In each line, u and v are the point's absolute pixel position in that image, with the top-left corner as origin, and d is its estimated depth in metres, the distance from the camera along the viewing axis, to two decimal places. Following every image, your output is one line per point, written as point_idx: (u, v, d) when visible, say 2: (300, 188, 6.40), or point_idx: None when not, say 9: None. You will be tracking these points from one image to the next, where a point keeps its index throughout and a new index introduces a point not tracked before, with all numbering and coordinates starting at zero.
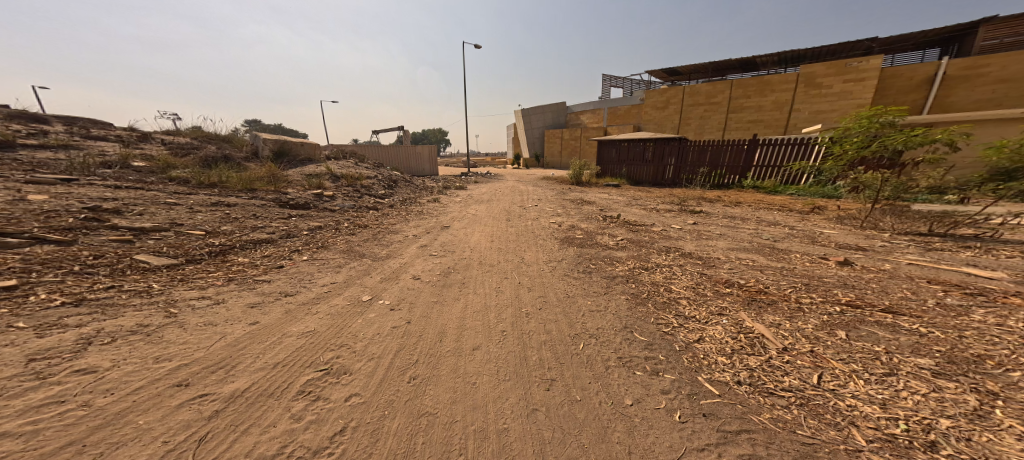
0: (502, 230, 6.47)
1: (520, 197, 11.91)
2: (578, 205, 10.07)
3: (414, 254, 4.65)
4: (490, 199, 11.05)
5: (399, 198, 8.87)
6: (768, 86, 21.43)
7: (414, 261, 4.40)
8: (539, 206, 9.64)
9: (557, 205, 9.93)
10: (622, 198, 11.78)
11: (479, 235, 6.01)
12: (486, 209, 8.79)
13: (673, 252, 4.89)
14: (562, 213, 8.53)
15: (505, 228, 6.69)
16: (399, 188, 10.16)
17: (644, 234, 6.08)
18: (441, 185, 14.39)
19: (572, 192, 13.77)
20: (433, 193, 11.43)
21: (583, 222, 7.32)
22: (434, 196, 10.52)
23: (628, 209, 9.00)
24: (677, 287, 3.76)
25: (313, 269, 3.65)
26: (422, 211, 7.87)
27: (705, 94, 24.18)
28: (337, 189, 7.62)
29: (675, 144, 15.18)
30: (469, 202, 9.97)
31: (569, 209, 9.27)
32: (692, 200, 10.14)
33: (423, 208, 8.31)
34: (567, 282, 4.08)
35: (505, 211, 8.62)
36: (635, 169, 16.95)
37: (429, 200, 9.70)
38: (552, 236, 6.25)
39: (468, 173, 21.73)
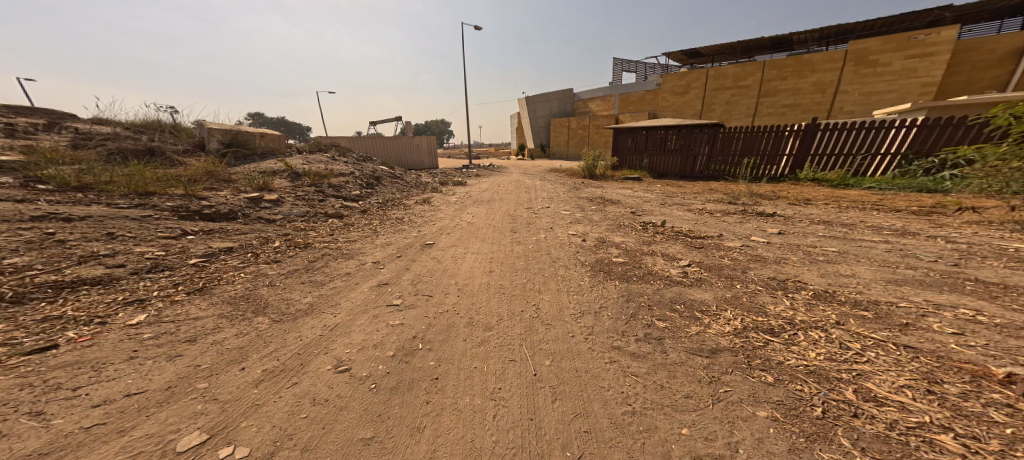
0: (505, 250, 4.65)
1: (529, 195, 10.00)
2: (601, 206, 8.10)
3: (363, 305, 2.90)
4: (492, 198, 9.15)
5: (378, 200, 7.08)
6: (810, 66, 19.00)
7: (357, 322, 2.67)
8: (553, 208, 7.74)
9: (576, 206, 7.99)
10: (650, 195, 9.82)
11: (474, 259, 4.19)
12: (487, 214, 6.91)
13: (789, 292, 2.97)
14: (585, 218, 6.61)
15: (510, 245, 4.86)
16: (382, 186, 8.34)
17: (712, 253, 4.17)
18: (438, 181, 12.56)
19: (589, 188, 11.82)
20: (426, 191, 9.63)
21: (617, 233, 5.41)
22: (425, 196, 8.68)
23: (669, 211, 7.01)
24: (886, 392, 1.87)
25: (94, 364, 1.86)
26: (405, 218, 6.05)
27: (733, 77, 21.85)
28: (292, 191, 5.85)
29: (706, 131, 13.06)
30: (467, 204, 8.11)
31: (592, 211, 7.33)
32: (746, 198, 8.07)
33: (407, 213, 6.50)
34: (615, 372, 2.38)
35: (511, 216, 6.73)
36: (658, 159, 14.82)
37: (417, 201, 7.88)
38: (575, 257, 4.40)
39: (470, 166, 19.87)
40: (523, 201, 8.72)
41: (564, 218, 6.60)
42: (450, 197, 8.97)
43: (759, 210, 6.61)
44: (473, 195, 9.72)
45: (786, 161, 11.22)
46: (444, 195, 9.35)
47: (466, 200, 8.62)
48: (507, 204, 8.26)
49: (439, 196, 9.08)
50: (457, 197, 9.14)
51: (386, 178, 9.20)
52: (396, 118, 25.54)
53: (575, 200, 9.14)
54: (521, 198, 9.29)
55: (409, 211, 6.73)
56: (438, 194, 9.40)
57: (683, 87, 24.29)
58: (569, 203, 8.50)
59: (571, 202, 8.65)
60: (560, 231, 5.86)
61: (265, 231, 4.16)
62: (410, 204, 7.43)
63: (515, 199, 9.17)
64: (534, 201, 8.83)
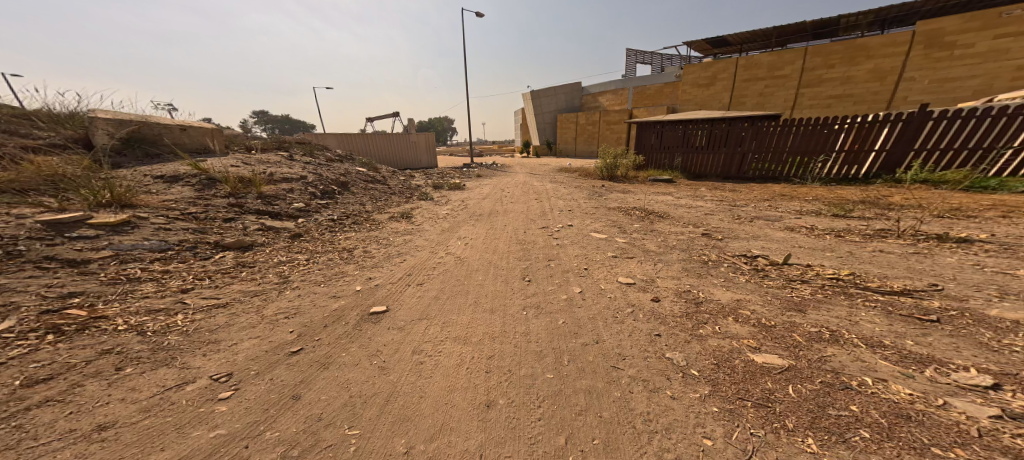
0: (516, 339, 2.51)
1: (543, 204, 7.76)
2: (646, 218, 5.80)
3: None
4: (494, 209, 6.94)
5: (333, 214, 4.95)
6: (866, 51, 16.66)
7: None
8: (580, 227, 5.52)
9: (613, 222, 5.72)
10: (702, 200, 7.50)
11: (451, 382, 2.10)
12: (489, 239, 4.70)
13: None
14: (636, 245, 4.35)
15: (523, 321, 2.70)
16: (351, 193, 6.16)
17: (969, 340, 1.94)
18: (431, 184, 10.40)
19: (614, 192, 9.56)
20: (410, 198, 7.48)
21: (713, 281, 3.14)
22: (408, 207, 6.49)
23: (759, 228, 4.67)
24: None
25: None
26: (363, 248, 3.84)
27: (768, 66, 19.49)
28: (182, 204, 3.70)
29: (759, 123, 10.52)
30: (462, 219, 5.90)
31: (640, 230, 5.06)
32: (855, 206, 5.70)
33: (370, 238, 4.30)
34: None
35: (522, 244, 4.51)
36: (692, 158, 12.37)
37: (394, 215, 5.67)
38: (657, 362, 2.25)
39: (472, 165, 17.76)
40: (537, 214, 6.50)
41: (604, 247, 4.35)
42: (441, 208, 6.80)
43: (910, 224, 4.25)
44: (473, 204, 7.53)
45: (877, 157, 8.57)
46: (435, 205, 7.19)
47: (463, 213, 6.43)
48: (515, 219, 6.04)
49: (428, 206, 6.92)
50: (451, 208, 6.95)
51: (357, 182, 7.05)
52: (393, 115, 23.50)
53: (606, 210, 6.87)
54: (534, 208, 7.09)
55: (378, 234, 4.55)
56: (427, 204, 7.21)
57: (708, 79, 21.84)
58: (600, 216, 6.24)
59: (602, 215, 6.40)
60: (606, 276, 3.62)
61: (13, 294, 2.04)
62: (382, 221, 5.24)
63: (526, 210, 6.93)
64: (551, 213, 6.60)
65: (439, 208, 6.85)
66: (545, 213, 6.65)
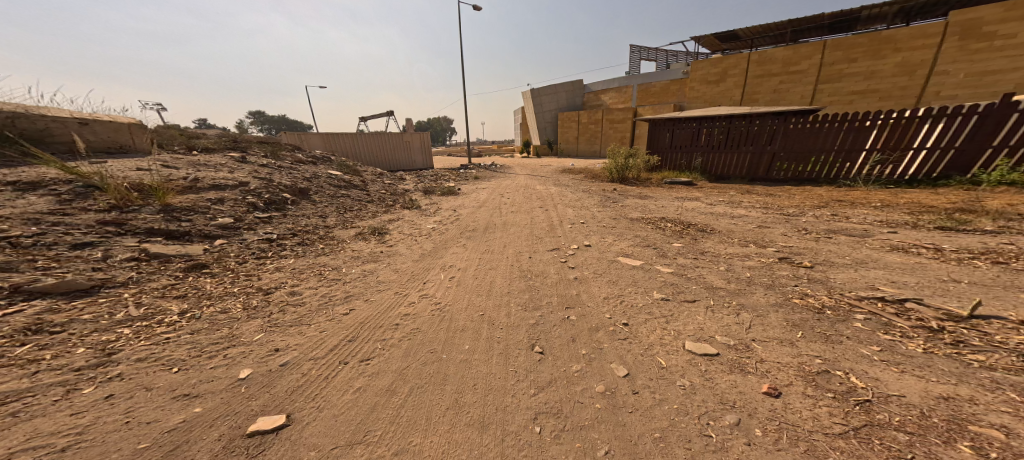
0: None
1: (549, 213, 6.51)
2: (687, 233, 4.52)
3: None
4: (491, 221, 5.68)
5: (274, 232, 3.69)
6: (892, 42, 15.51)
7: None
8: (602, 248, 4.25)
9: (644, 239, 4.44)
10: (742, 206, 6.23)
11: None
12: (483, 272, 3.42)
13: None
14: (692, 280, 3.07)
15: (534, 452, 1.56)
16: (310, 203, 4.88)
17: None
18: (420, 188, 9.15)
19: (630, 196, 8.32)
20: (390, 207, 6.21)
21: (851, 366, 1.87)
22: (385, 219, 5.23)
23: (854, 249, 3.40)
24: None
25: None
26: (286, 298, 2.56)
27: (783, 61, 18.33)
28: (9, 224, 2.45)
29: (792, 118, 9.19)
30: (449, 236, 4.62)
31: (686, 252, 3.79)
32: (954, 214, 4.43)
33: (309, 271, 3.02)
34: None
35: (530, 282, 3.23)
36: (713, 157, 11.01)
37: (361, 231, 4.40)
38: None
39: (470, 166, 16.51)
40: (544, 229, 5.23)
41: (646, 288, 3.06)
42: (426, 221, 5.53)
43: None
44: (466, 214, 6.26)
45: (941, 156, 7.25)
46: (420, 216, 5.92)
47: (452, 227, 5.15)
48: (516, 236, 4.76)
49: (411, 218, 5.66)
50: (439, 219, 5.68)
51: (324, 187, 5.78)
52: (387, 114, 22.35)
53: (629, 221, 5.59)
54: (540, 220, 5.82)
55: (328, 261, 3.27)
56: (410, 214, 5.93)
57: (718, 75, 20.66)
58: (624, 230, 4.98)
59: (625, 228, 5.13)
60: (663, 343, 2.36)
61: None
62: (341, 240, 3.96)
63: (530, 222, 5.66)
64: (562, 228, 5.33)
65: (424, 220, 5.56)
66: (553, 226, 5.38)
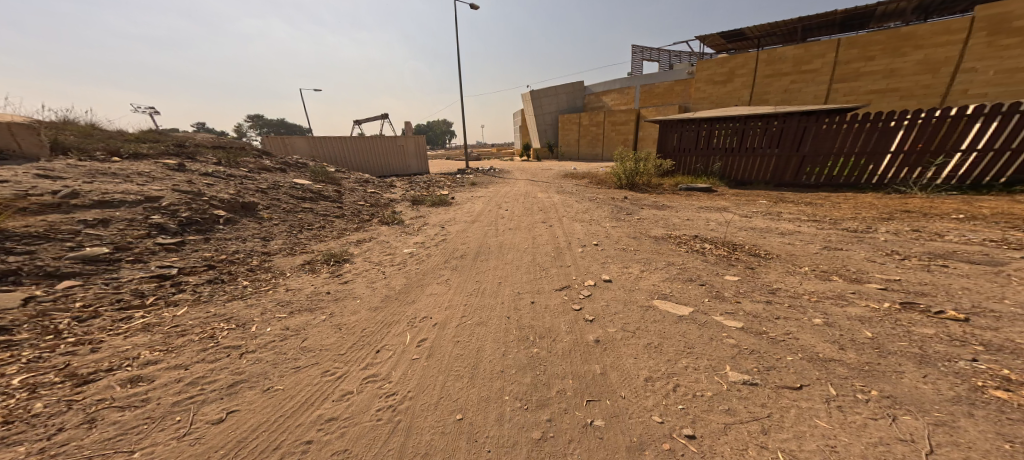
0: None
1: (554, 229, 5.50)
2: (735, 260, 3.51)
3: None
4: (485, 242, 4.69)
5: (175, 269, 2.69)
6: (913, 40, 14.59)
7: None
8: (627, 284, 3.26)
9: (680, 270, 3.44)
10: (784, 219, 5.22)
11: None
12: (470, 341, 2.40)
13: None
14: (786, 348, 2.09)
15: None
16: (266, 225, 3.94)
17: None
18: (408, 197, 8.13)
19: (644, 206, 7.31)
20: (364, 223, 5.21)
21: None
22: (351, 242, 4.24)
23: (1000, 288, 2.36)
24: None
25: None
26: (107, 396, 1.63)
27: (794, 60, 17.46)
28: None
29: (824, 118, 8.12)
30: (430, 268, 3.63)
31: (748, 292, 2.77)
32: None
33: (179, 335, 2.11)
34: None
35: (535, 356, 2.27)
36: (732, 161, 9.90)
37: (315, 264, 3.42)
38: None
39: (467, 172, 15.50)
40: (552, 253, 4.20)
41: (719, 359, 2.11)
42: (406, 241, 4.54)
43: None
44: (454, 232, 5.27)
45: (1008, 159, 6.27)
46: (401, 234, 4.93)
47: (435, 251, 4.15)
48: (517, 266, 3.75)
49: (388, 237, 4.67)
50: (421, 239, 4.69)
51: (281, 200, 4.78)
52: (381, 117, 21.40)
53: (654, 241, 4.57)
54: (543, 241, 4.83)
55: (228, 318, 2.35)
56: (388, 232, 4.95)
57: (724, 75, 19.77)
58: (650, 255, 3.97)
59: (650, 251, 4.13)
60: None
61: None
62: (276, 282, 3.00)
63: (532, 243, 4.66)
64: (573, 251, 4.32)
65: (403, 241, 4.56)
66: (561, 250, 4.37)
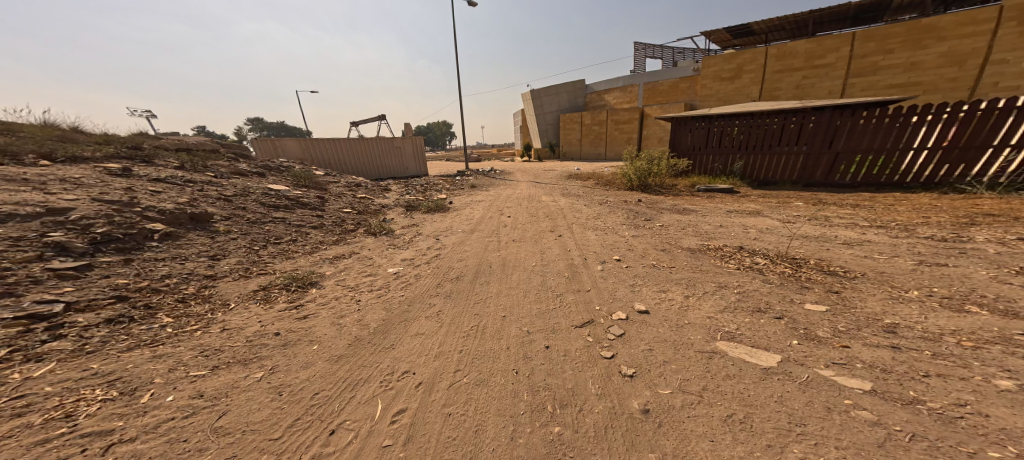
0: None
1: (565, 240, 4.78)
2: (805, 280, 2.77)
3: None
4: (486, 259, 3.98)
5: (67, 311, 1.99)
6: (935, 31, 13.69)
7: None
8: (672, 318, 2.58)
9: (739, 296, 2.71)
10: (837, 223, 4.47)
11: None
12: (465, 415, 1.82)
13: None
14: (981, 437, 1.36)
15: None
16: (220, 240, 3.20)
17: None
18: (402, 202, 7.44)
19: (664, 210, 6.57)
20: (347, 235, 4.51)
21: None
22: (324, 259, 3.52)
23: None
24: None
25: None
26: None
27: (806, 55, 16.77)
28: None
29: (861, 111, 7.22)
30: (419, 298, 3.01)
31: (854, 331, 2.09)
32: None
33: (13, 416, 1.43)
34: None
35: (556, 442, 1.63)
36: (753, 160, 9.00)
37: (268, 294, 2.67)
38: None
39: (467, 174, 14.82)
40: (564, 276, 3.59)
41: (862, 451, 1.40)
42: (394, 259, 3.84)
43: None
44: (451, 244, 4.56)
45: None
46: (388, 248, 4.24)
47: (428, 275, 3.48)
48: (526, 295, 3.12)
49: (374, 253, 3.97)
50: (412, 256, 3.99)
51: (248, 209, 4.07)
52: (378, 119, 20.72)
53: (688, 254, 3.83)
54: (556, 256, 4.10)
55: (110, 382, 1.67)
56: (374, 246, 4.26)
57: (732, 72, 19.04)
58: (689, 275, 3.25)
59: (688, 268, 3.39)
60: None
61: None
62: (210, 320, 2.26)
63: (542, 259, 3.94)
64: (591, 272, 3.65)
65: (390, 258, 3.86)
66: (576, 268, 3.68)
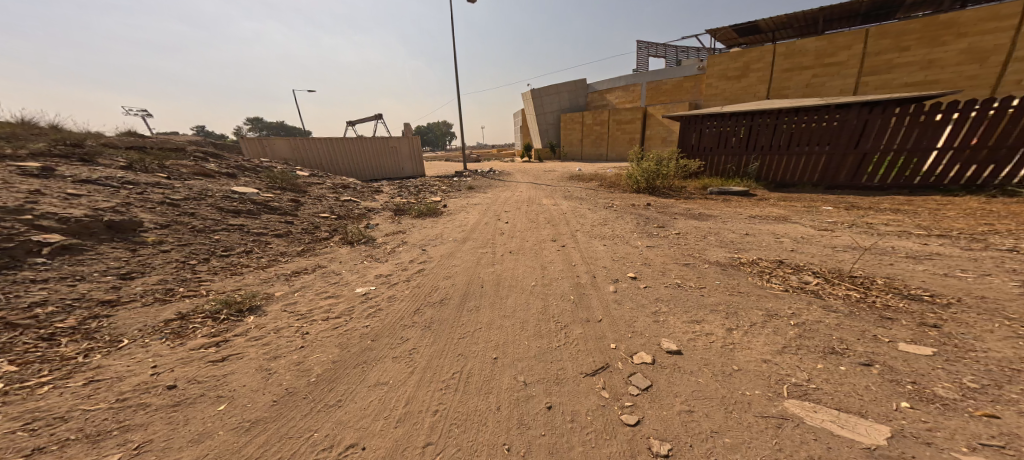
0: None
1: (570, 252, 4.18)
2: (884, 310, 2.28)
3: None
4: (477, 278, 3.39)
5: None
6: (954, 27, 12.37)
7: None
8: (716, 372, 2.03)
9: (801, 332, 2.21)
10: (883, 231, 3.89)
11: None
12: None
13: None
14: None
15: None
16: (138, 254, 2.69)
17: None
18: (391, 205, 6.87)
19: (677, 214, 5.99)
20: (319, 245, 3.94)
21: None
22: (270, 276, 2.96)
23: None
24: None
25: None
26: None
27: (817, 53, 15.59)
28: None
29: (893, 108, 6.55)
30: (388, 331, 2.51)
31: (990, 389, 1.61)
32: None
33: None
34: None
35: None
36: (769, 160, 8.33)
37: (166, 327, 2.16)
38: None
39: (464, 174, 14.23)
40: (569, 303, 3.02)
41: None
42: (369, 277, 3.27)
43: None
44: (439, 256, 3.98)
45: None
46: (365, 262, 3.64)
47: (407, 301, 2.92)
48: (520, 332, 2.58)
49: (346, 268, 3.40)
50: (388, 272, 3.40)
51: (200, 215, 3.50)
52: (374, 117, 20.12)
53: (717, 270, 3.23)
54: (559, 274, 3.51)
55: None
56: (349, 259, 3.68)
57: (738, 70, 17.87)
58: (725, 303, 2.66)
59: (720, 294, 2.81)
60: None
61: None
62: (74, 369, 1.78)
63: (544, 279, 3.34)
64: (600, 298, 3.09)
65: (365, 275, 3.29)
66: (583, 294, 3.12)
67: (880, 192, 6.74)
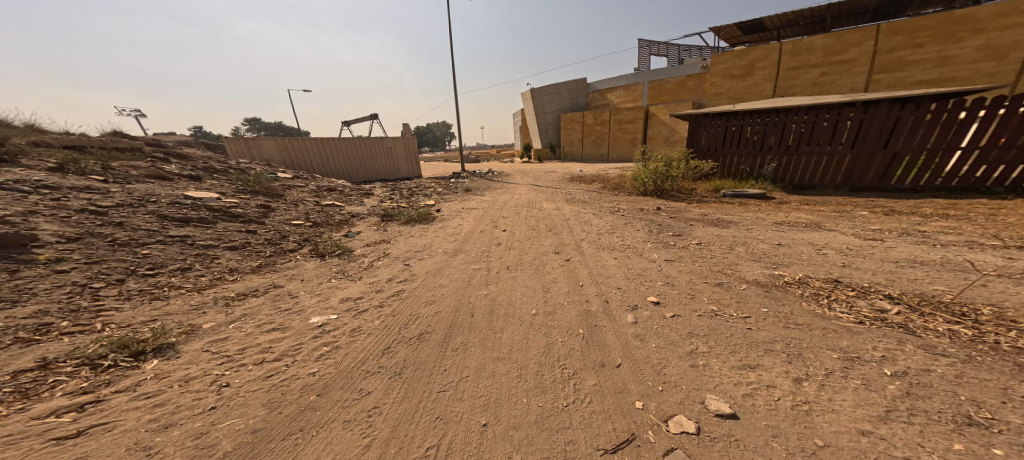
0: None
1: (578, 269, 3.58)
2: (1020, 355, 1.70)
3: None
4: (465, 305, 2.82)
5: None
6: (971, 23, 11.62)
7: None
8: (792, 448, 1.43)
9: (910, 389, 1.61)
10: (943, 242, 3.31)
11: None
12: None
13: None
14: None
15: None
16: (15, 277, 2.12)
17: None
18: (377, 210, 6.30)
19: (692, 221, 5.41)
20: (280, 261, 3.37)
21: None
22: (198, 303, 2.42)
23: None
24: None
25: None
26: None
27: (825, 51, 14.91)
28: None
29: (926, 104, 5.96)
30: (341, 382, 1.99)
31: None
32: None
33: None
34: None
35: None
36: (785, 160, 7.75)
37: (7, 383, 1.60)
38: None
39: (461, 176, 13.66)
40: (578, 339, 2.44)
41: None
42: (331, 307, 2.69)
43: None
44: (424, 275, 3.38)
45: None
46: (331, 284, 3.04)
47: (372, 343, 2.35)
48: (513, 384, 2.03)
49: (305, 293, 2.84)
50: (355, 301, 2.81)
51: (127, 224, 2.92)
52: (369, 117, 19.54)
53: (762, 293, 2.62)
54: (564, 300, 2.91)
55: None
56: (314, 279, 3.10)
57: (742, 69, 17.33)
58: (784, 339, 2.08)
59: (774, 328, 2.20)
60: None
61: None
62: None
63: (545, 310, 2.78)
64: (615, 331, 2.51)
65: (326, 305, 2.70)
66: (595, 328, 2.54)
67: (910, 194, 6.16)
